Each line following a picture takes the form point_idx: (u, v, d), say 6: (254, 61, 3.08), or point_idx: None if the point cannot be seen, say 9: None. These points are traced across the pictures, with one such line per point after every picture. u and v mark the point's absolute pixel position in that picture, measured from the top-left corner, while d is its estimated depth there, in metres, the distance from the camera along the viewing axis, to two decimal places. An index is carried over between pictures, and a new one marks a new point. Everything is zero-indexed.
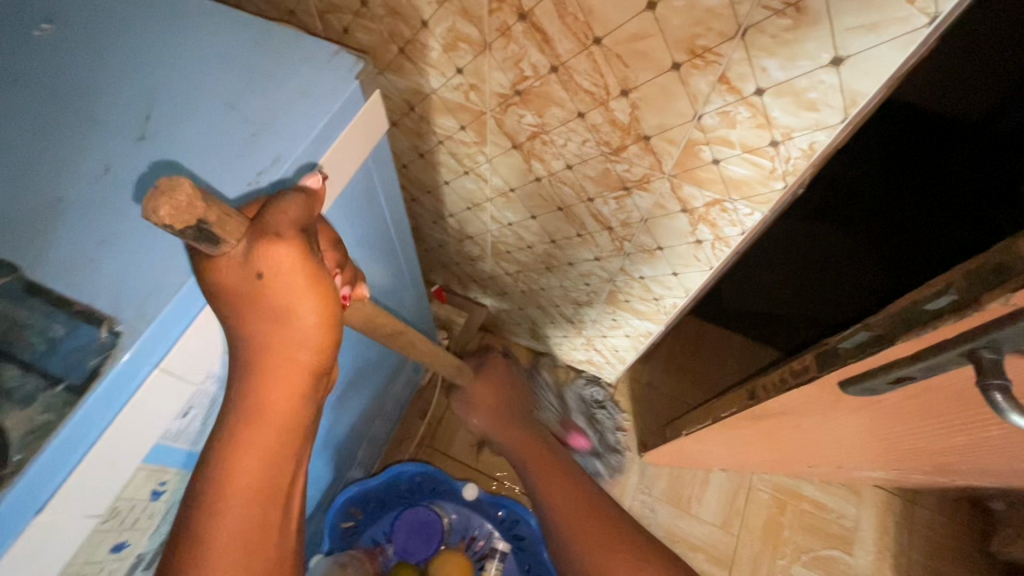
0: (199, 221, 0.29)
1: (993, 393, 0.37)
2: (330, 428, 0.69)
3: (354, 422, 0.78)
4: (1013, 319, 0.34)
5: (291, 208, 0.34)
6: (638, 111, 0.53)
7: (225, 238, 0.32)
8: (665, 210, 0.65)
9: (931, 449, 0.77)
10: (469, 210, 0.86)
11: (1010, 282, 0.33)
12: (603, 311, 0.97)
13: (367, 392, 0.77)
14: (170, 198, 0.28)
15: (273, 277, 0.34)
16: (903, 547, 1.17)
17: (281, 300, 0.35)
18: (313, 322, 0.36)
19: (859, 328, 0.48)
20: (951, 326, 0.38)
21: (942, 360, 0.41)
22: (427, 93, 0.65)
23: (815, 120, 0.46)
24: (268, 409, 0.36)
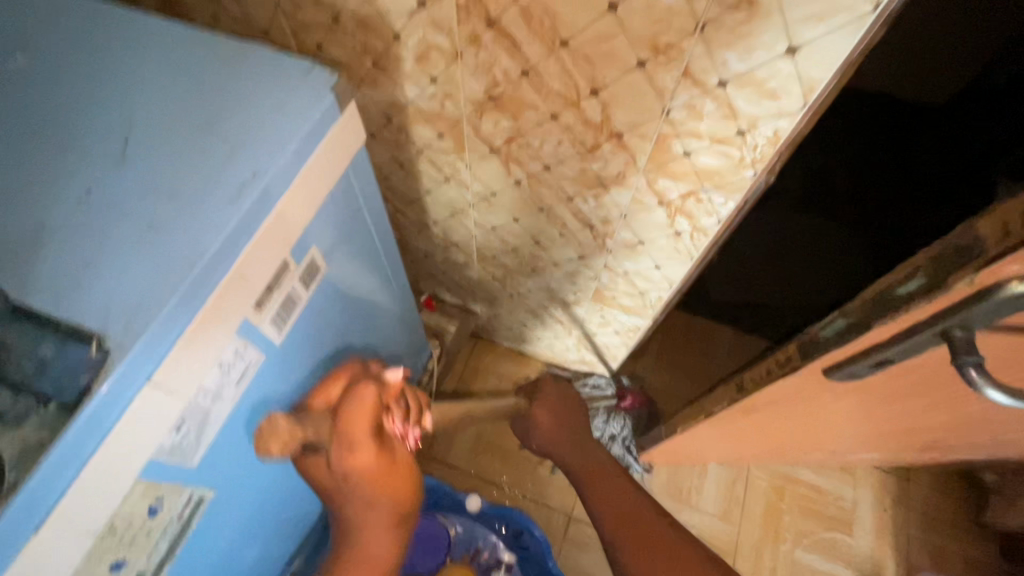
0: (302, 440, 0.47)
1: (969, 371, 0.39)
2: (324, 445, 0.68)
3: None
4: (979, 297, 0.35)
5: (357, 405, 0.49)
6: (608, 110, 0.55)
7: (319, 444, 0.48)
8: (642, 205, 0.66)
9: (917, 426, 0.79)
10: (452, 218, 0.88)
11: (971, 262, 0.35)
12: (591, 309, 0.99)
13: None
14: (276, 438, 0.45)
15: (348, 480, 0.48)
16: (900, 524, 1.19)
17: (368, 494, 0.49)
18: (391, 495, 0.51)
19: (835, 315, 0.49)
20: (923, 308, 0.39)
21: (918, 341, 0.42)
22: (403, 105, 0.67)
23: (777, 108, 0.47)
24: (363, 549, 0.50)
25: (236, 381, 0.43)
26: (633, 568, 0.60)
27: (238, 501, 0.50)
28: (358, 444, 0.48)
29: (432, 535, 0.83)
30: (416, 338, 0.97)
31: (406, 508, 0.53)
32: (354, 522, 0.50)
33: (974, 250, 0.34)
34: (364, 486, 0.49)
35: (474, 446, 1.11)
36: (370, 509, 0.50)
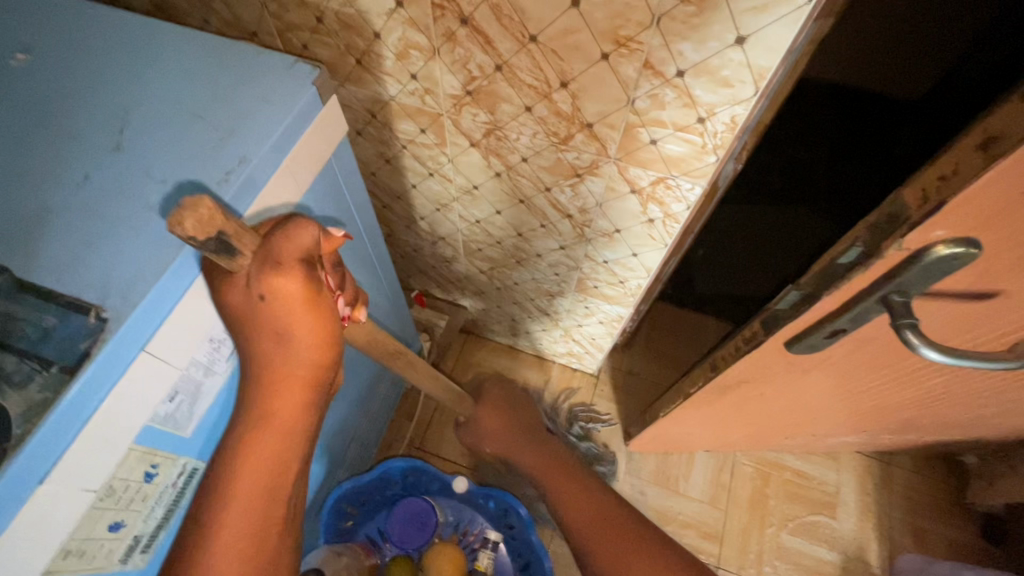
0: (218, 232, 0.34)
1: (906, 332, 0.42)
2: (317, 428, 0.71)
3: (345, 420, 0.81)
4: (911, 262, 0.39)
5: (297, 236, 0.38)
6: (578, 101, 0.58)
7: (239, 249, 0.36)
8: (616, 193, 0.69)
9: (887, 405, 0.82)
10: (438, 212, 0.91)
11: (899, 228, 0.38)
12: (575, 300, 1.02)
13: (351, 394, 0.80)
14: (194, 213, 0.32)
15: (272, 299, 0.39)
16: (883, 507, 1.22)
17: (280, 319, 0.40)
18: (310, 345, 0.42)
19: (790, 289, 0.52)
20: (862, 275, 0.42)
21: (862, 310, 0.45)
22: (386, 101, 0.70)
23: (732, 96, 0.51)
24: (271, 412, 0.43)
25: (227, 357, 0.46)
26: (591, 538, 0.74)
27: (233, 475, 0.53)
28: (287, 265, 0.38)
29: (421, 510, 0.82)
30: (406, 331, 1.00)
31: (321, 380, 0.45)
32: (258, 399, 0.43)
33: (901, 217, 0.38)
34: (255, 328, 0.41)
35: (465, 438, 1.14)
36: (282, 358, 0.42)
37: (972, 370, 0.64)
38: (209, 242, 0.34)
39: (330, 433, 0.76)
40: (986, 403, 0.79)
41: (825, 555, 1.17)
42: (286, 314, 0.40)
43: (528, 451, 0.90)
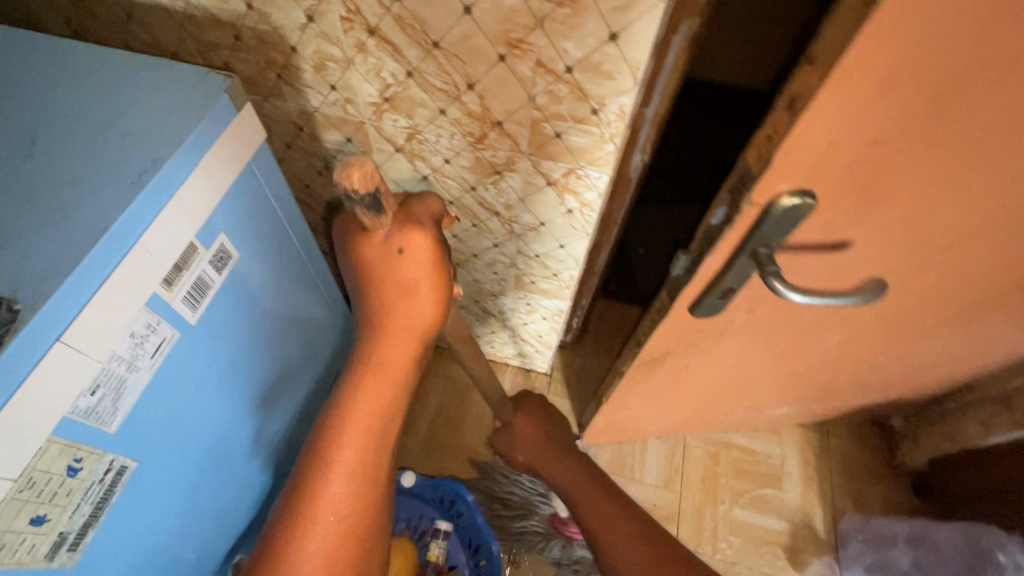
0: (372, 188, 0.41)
1: (773, 280, 0.48)
2: (257, 432, 0.71)
3: (291, 427, 0.82)
4: (765, 214, 0.45)
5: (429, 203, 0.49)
6: (485, 101, 0.63)
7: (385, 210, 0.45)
8: (534, 186, 0.74)
9: (803, 368, 0.90)
10: None
11: (746, 185, 0.44)
12: (516, 298, 1.06)
13: (294, 401, 0.80)
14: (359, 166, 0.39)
15: (408, 252, 0.47)
16: (825, 475, 1.29)
17: (409, 274, 0.48)
18: (429, 304, 0.50)
19: (681, 254, 0.57)
20: (731, 233, 0.48)
21: (740, 265, 0.51)
22: (310, 112, 0.73)
23: (616, 87, 0.57)
24: (389, 364, 0.52)
25: (151, 354, 0.48)
26: None
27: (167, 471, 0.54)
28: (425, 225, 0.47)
29: None
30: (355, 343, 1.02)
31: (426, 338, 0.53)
32: (372, 354, 0.52)
33: (747, 176, 0.43)
34: (386, 280, 0.49)
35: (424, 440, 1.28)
36: (406, 311, 0.50)
37: (861, 323, 0.71)
38: (367, 196, 0.42)
39: (275, 438, 0.77)
40: (886, 358, 0.87)
41: (776, 526, 1.22)
42: (416, 273, 0.48)
43: (561, 464, 0.82)
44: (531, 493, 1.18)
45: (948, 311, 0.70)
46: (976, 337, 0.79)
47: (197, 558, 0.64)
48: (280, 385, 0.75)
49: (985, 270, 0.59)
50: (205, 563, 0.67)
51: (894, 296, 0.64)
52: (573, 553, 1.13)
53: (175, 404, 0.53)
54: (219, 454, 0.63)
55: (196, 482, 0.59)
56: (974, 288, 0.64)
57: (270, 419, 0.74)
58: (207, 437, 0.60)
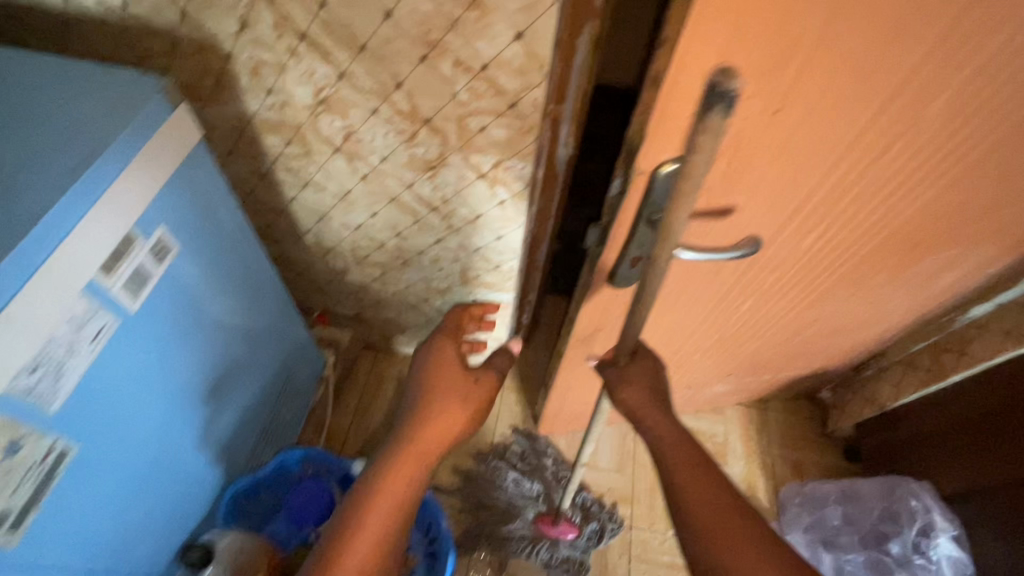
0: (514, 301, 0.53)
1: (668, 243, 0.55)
2: (205, 426, 0.73)
3: (242, 425, 0.83)
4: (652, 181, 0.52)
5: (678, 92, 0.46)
6: (413, 99, 0.69)
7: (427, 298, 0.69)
8: (467, 180, 0.80)
9: (728, 340, 0.98)
10: (320, 222, 0.97)
11: (632, 155, 0.50)
12: (464, 293, 1.11)
13: (247, 399, 0.82)
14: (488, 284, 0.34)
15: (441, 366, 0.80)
16: (765, 448, 1.38)
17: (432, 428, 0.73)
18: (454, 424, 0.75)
19: (593, 228, 0.63)
20: (627, 202, 0.54)
21: (641, 233, 0.58)
22: (249, 117, 0.77)
23: (527, 82, 0.63)
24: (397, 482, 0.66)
25: (92, 338, 0.50)
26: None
27: (108, 455, 0.56)
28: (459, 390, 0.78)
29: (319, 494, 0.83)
30: (312, 348, 1.04)
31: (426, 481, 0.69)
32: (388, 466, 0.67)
33: (632, 148, 0.50)
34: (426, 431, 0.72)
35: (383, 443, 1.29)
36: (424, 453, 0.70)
37: (766, 287, 0.80)
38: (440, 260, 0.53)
39: (227, 436, 0.79)
40: (799, 324, 0.96)
41: None
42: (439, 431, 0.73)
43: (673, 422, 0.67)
44: (518, 495, 1.24)
45: (838, 272, 0.79)
46: (870, 297, 0.89)
47: (143, 550, 0.66)
48: (232, 384, 0.77)
49: (856, 228, 0.68)
50: (155, 560, 0.69)
51: (786, 257, 0.72)
52: (561, 552, 1.17)
53: (118, 393, 0.55)
54: (164, 447, 0.65)
55: (137, 471, 0.61)
56: (853, 248, 0.73)
57: (220, 416, 0.76)
58: (152, 431, 0.63)
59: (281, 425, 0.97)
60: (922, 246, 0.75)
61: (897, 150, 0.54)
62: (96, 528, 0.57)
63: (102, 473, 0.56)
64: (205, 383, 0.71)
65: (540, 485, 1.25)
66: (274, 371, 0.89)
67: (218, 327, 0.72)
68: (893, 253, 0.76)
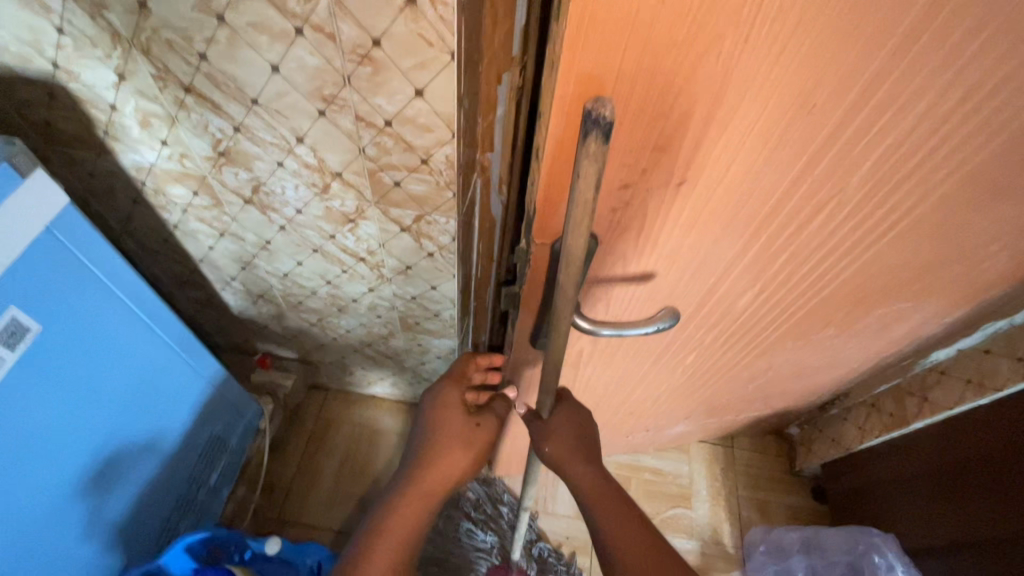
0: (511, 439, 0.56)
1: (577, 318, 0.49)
2: (92, 508, 0.67)
3: (146, 498, 0.77)
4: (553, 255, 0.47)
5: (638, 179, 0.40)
6: (318, 153, 0.63)
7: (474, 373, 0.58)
8: (390, 232, 0.74)
9: (679, 390, 0.93)
10: (244, 270, 0.91)
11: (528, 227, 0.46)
12: (406, 339, 1.05)
13: (151, 469, 0.76)
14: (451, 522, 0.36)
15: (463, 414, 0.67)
16: (730, 488, 1.33)
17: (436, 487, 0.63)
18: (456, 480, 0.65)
19: (508, 292, 0.58)
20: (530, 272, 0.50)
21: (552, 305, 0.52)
22: (148, 168, 0.71)
23: (435, 138, 0.58)
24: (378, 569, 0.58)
25: None
26: None
27: None
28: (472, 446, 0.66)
29: None
30: (243, 400, 0.97)
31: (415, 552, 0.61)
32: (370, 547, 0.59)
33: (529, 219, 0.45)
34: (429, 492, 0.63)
35: (329, 494, 1.23)
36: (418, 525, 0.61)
37: (709, 344, 0.75)
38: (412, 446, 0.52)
39: (122, 515, 0.72)
40: (752, 373, 0.91)
41: (687, 545, 1.24)
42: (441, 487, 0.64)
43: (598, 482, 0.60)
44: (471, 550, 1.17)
45: (784, 328, 0.74)
46: (822, 348, 0.85)
47: None
48: (126, 459, 0.71)
49: (795, 289, 0.63)
50: None
51: (724, 317, 0.67)
52: None
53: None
54: (24, 543, 0.59)
55: None
56: (795, 307, 0.68)
57: (113, 494, 0.70)
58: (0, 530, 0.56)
59: (203, 487, 0.91)
60: (869, 302, 0.71)
61: (825, 220, 0.50)
62: None
63: None
64: (89, 463, 0.65)
65: (494, 539, 1.18)
66: (186, 434, 0.83)
67: (107, 401, 0.65)
68: (839, 309, 0.72)
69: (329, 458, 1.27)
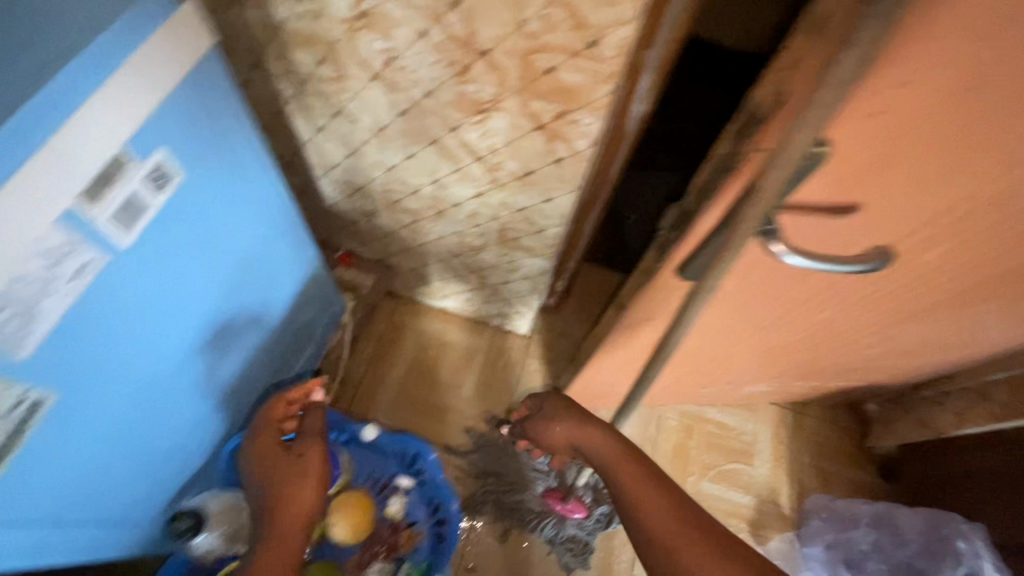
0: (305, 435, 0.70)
1: (774, 245, 0.44)
2: (209, 369, 0.68)
3: (248, 369, 0.78)
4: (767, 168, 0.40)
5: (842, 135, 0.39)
6: (471, 23, 0.56)
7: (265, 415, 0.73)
8: (522, 129, 0.68)
9: (787, 345, 0.87)
10: (350, 157, 0.87)
11: (760, 126, 0.39)
12: (498, 254, 1.01)
13: (256, 342, 0.77)
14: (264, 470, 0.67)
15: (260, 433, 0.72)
16: (795, 453, 1.29)
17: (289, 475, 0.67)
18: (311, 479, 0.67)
19: (674, 208, 0.53)
20: (731, 183, 0.43)
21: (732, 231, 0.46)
22: (277, 27, 0.66)
23: (616, 13, 0.50)
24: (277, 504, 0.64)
25: (70, 277, 0.42)
26: None
27: (96, 394, 0.50)
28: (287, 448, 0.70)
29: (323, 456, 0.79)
30: (331, 292, 0.98)
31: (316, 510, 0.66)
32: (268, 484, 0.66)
33: (759, 118, 0.39)
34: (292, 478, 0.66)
35: (396, 396, 1.26)
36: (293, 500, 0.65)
37: (854, 298, 0.68)
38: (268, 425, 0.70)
39: (231, 382, 0.74)
40: (873, 338, 0.84)
41: (742, 500, 1.23)
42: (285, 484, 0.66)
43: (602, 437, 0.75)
44: (530, 467, 1.20)
45: (946, 292, 0.66)
46: (966, 323, 0.77)
47: (131, 488, 0.63)
48: (238, 328, 0.71)
49: (993, 248, 0.55)
50: (141, 503, 0.66)
51: (893, 270, 0.60)
52: (565, 530, 1.14)
53: (108, 341, 0.49)
54: (161, 394, 0.61)
55: (127, 413, 0.56)
56: (974, 269, 0.60)
57: (225, 359, 0.71)
58: (147, 381, 0.57)
59: (291, 368, 0.92)
60: None
61: None
62: (75, 471, 0.52)
63: (91, 414, 0.51)
64: (208, 326, 0.65)
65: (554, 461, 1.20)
66: (285, 314, 0.83)
67: (229, 266, 0.64)
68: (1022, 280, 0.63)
69: (398, 363, 1.29)
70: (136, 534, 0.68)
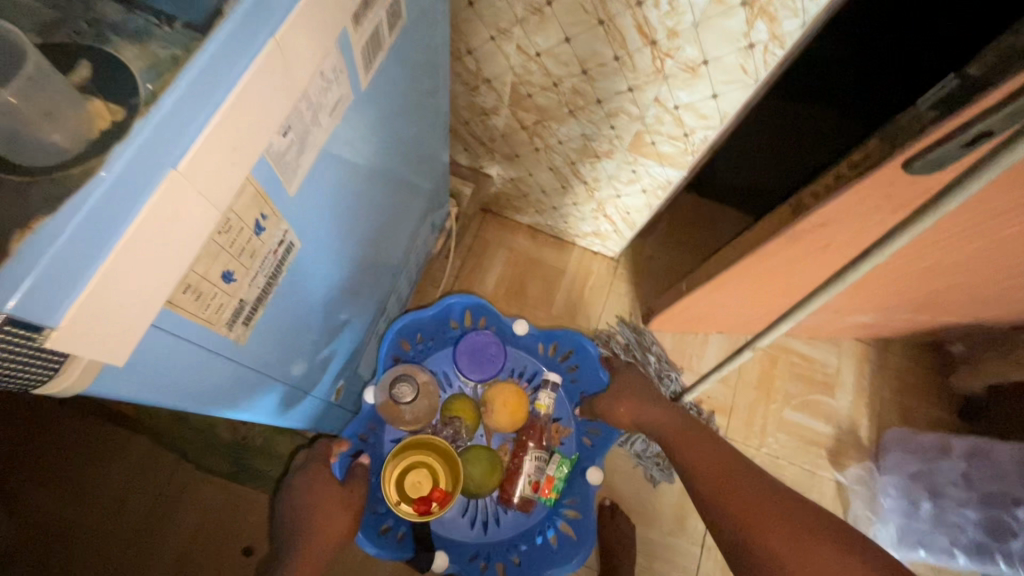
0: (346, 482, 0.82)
1: None
2: (359, 246, 0.67)
3: (378, 254, 0.77)
4: None
5: None
6: None
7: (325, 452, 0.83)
8: (722, 5, 0.62)
9: (931, 265, 0.85)
10: (493, 41, 0.81)
11: None
12: (623, 162, 0.96)
13: (387, 225, 0.76)
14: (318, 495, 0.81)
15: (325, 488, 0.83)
16: (877, 388, 1.30)
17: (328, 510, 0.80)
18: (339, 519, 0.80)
19: (947, 81, 0.49)
20: None
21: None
22: None
23: None
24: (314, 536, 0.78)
25: (329, 111, 0.39)
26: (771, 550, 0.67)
27: (307, 253, 0.48)
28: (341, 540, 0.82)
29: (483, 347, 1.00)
30: (435, 184, 0.96)
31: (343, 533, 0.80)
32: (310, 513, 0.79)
33: None
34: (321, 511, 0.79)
35: None
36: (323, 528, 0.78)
37: None
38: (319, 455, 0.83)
39: (369, 262, 0.73)
40: None
41: (822, 429, 1.25)
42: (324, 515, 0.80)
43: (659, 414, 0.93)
44: None
45: None
46: None
47: (303, 361, 0.62)
48: (381, 207, 0.69)
49: None
50: (309, 377, 0.67)
51: None
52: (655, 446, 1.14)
53: (333, 188, 0.48)
54: (333, 266, 0.59)
55: (315, 280, 0.54)
56: None
57: (369, 238, 0.69)
58: (336, 244, 0.56)
59: (398, 263, 0.92)
60: None
61: None
62: (282, 334, 0.51)
63: (300, 274, 0.49)
64: (368, 200, 0.63)
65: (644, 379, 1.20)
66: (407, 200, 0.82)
67: (389, 137, 0.61)
68: None
69: (487, 276, 1.27)
70: (297, 411, 0.69)
